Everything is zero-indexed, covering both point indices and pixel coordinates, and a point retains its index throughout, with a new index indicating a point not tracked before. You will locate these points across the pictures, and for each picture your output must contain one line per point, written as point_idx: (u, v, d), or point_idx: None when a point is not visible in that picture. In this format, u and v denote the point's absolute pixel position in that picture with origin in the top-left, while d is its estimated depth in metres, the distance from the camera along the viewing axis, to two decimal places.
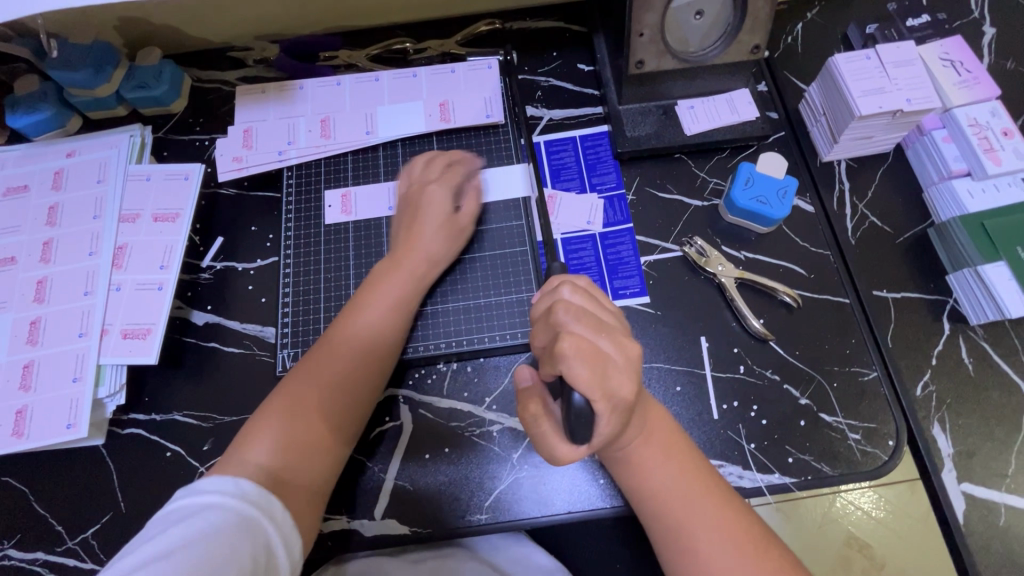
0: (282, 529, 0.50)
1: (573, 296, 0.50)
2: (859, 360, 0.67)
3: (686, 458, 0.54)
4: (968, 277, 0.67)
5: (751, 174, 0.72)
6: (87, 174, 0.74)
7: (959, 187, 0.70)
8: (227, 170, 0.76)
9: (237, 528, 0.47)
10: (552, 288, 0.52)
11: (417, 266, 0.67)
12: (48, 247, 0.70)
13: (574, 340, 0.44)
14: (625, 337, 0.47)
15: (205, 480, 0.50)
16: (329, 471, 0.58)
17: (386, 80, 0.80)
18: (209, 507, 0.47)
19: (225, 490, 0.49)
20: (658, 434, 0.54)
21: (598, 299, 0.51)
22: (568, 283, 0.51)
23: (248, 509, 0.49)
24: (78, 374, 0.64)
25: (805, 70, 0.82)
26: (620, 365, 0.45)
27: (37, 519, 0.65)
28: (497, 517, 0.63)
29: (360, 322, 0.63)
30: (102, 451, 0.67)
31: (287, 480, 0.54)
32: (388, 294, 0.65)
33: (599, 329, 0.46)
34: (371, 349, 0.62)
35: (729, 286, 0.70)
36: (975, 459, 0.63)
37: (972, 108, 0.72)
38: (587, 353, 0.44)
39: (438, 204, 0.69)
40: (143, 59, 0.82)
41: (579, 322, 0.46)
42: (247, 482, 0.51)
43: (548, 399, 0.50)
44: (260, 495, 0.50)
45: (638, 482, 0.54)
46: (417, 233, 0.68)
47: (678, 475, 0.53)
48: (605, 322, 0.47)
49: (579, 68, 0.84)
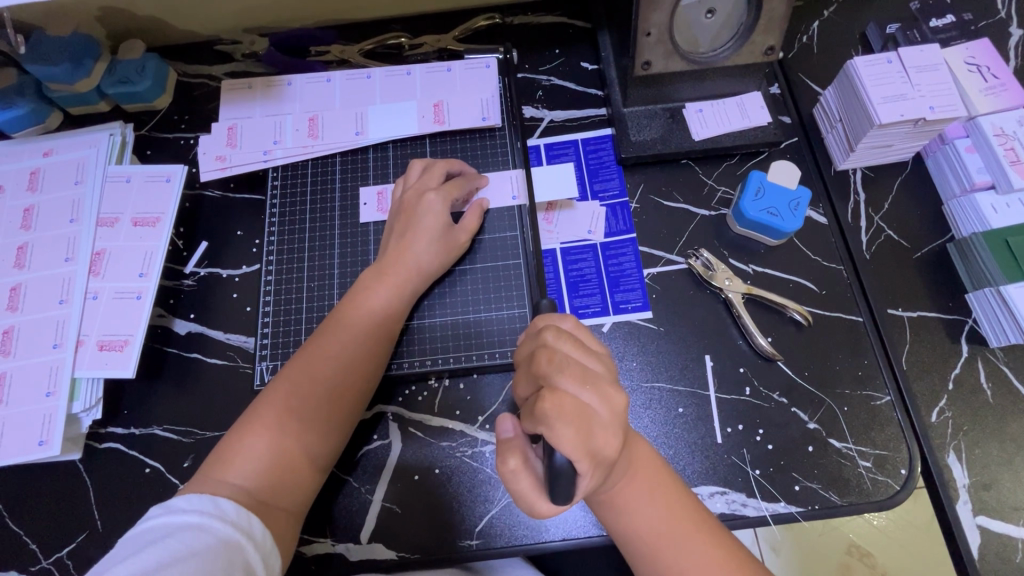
0: (261, 549, 0.48)
1: (559, 340, 0.46)
2: (872, 382, 0.64)
3: (674, 495, 0.51)
4: (989, 297, 0.64)
5: (762, 183, 0.69)
6: (64, 174, 0.71)
7: (982, 201, 0.67)
8: (210, 170, 0.72)
9: (216, 551, 0.45)
10: (536, 331, 0.48)
11: (406, 281, 0.63)
12: (23, 252, 0.67)
13: (557, 399, 0.42)
14: (612, 385, 0.45)
15: (182, 498, 0.48)
16: (311, 491, 0.56)
17: (378, 78, 0.76)
18: (186, 528, 0.46)
19: (203, 510, 0.47)
20: (645, 475, 0.51)
21: (585, 343, 0.48)
22: (553, 327, 0.48)
23: (228, 531, 0.47)
24: (52, 388, 0.62)
25: (820, 72, 0.78)
26: (607, 420, 0.43)
27: (11, 537, 0.62)
28: (488, 543, 0.60)
29: (349, 340, 0.60)
30: (79, 466, 0.64)
31: (271, 502, 0.52)
32: (375, 309, 0.62)
33: (584, 381, 0.43)
34: (357, 364, 0.60)
35: (736, 301, 0.67)
36: (991, 491, 0.60)
37: (999, 116, 0.68)
38: (569, 412, 0.42)
39: (434, 216, 0.65)
40: (127, 53, 0.78)
41: (566, 375, 0.43)
42: (227, 502, 0.48)
43: (530, 453, 0.47)
44: (240, 516, 0.48)
45: (625, 526, 0.51)
46: (407, 245, 0.64)
47: (667, 516, 0.50)
48: (590, 370, 0.45)
49: (582, 66, 0.80)
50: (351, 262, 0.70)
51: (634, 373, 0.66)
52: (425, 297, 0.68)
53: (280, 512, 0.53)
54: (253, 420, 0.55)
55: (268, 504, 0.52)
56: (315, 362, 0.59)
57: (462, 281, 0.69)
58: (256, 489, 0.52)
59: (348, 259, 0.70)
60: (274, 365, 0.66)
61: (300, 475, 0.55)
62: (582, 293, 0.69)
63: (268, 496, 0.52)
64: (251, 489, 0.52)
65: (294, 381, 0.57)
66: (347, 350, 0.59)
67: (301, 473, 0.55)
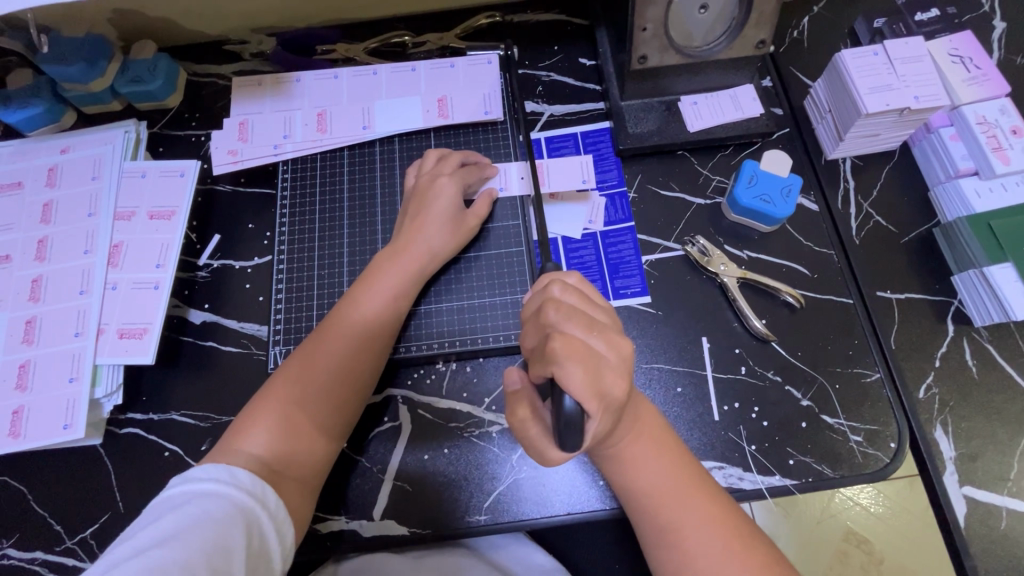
0: (275, 518, 0.51)
1: (565, 294, 0.50)
2: (862, 361, 0.66)
3: (674, 455, 0.55)
4: (973, 278, 0.67)
5: (755, 173, 0.71)
6: (81, 171, 0.73)
7: (966, 187, 0.69)
8: (223, 164, 0.75)
9: (233, 518, 0.47)
10: (545, 286, 0.51)
11: (418, 262, 0.66)
12: (43, 245, 0.70)
13: (567, 341, 0.45)
14: (618, 334, 0.48)
15: (199, 468, 0.50)
16: (319, 465, 0.58)
17: (384, 74, 0.78)
18: (204, 495, 0.48)
19: (220, 478, 0.50)
20: (647, 433, 0.54)
21: (591, 298, 0.51)
22: (560, 282, 0.51)
23: (243, 499, 0.49)
24: (74, 374, 0.64)
25: (811, 65, 0.81)
26: (615, 364, 0.46)
27: (36, 519, 0.65)
28: (497, 518, 0.63)
29: (360, 316, 0.63)
30: (100, 450, 0.66)
31: (285, 471, 0.55)
32: (388, 287, 0.64)
33: (591, 328, 0.47)
34: (365, 342, 0.62)
35: (731, 286, 0.69)
36: (977, 463, 0.63)
37: (981, 105, 0.71)
38: (579, 353, 0.45)
39: (445, 200, 0.68)
40: (138, 53, 0.81)
41: (574, 323, 0.47)
42: (242, 471, 0.51)
43: (539, 404, 0.50)
44: (255, 485, 0.51)
45: (627, 480, 0.54)
46: (420, 227, 0.67)
47: (666, 471, 0.53)
48: (597, 320, 0.48)
49: (581, 62, 0.82)
50: (359, 252, 0.72)
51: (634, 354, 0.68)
52: (436, 281, 0.71)
53: (292, 481, 0.55)
54: (271, 387, 0.58)
55: (280, 474, 0.55)
56: (326, 339, 0.61)
57: (472, 265, 0.71)
58: (270, 459, 0.55)
59: (356, 249, 0.72)
60: (287, 350, 0.68)
61: (313, 447, 0.58)
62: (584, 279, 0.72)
63: (280, 467, 0.55)
64: (266, 459, 0.55)
65: (307, 356, 0.60)
66: (358, 328, 0.62)
67: (308, 447, 0.57)
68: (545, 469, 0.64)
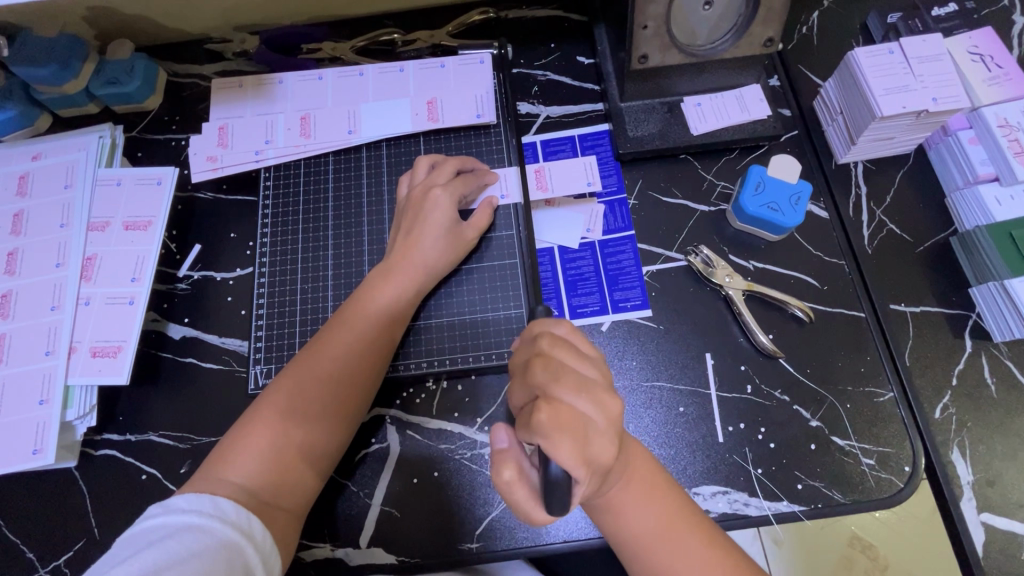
0: (262, 551, 0.48)
1: (554, 347, 0.47)
2: (875, 379, 0.63)
3: (668, 499, 0.52)
4: (993, 291, 0.63)
5: (762, 178, 0.67)
6: (53, 178, 0.69)
7: (985, 193, 0.66)
8: (202, 170, 0.71)
9: (215, 554, 0.44)
10: (533, 338, 0.49)
11: (415, 277, 0.63)
12: (13, 258, 0.66)
13: (554, 409, 0.42)
14: (609, 394, 0.45)
15: (182, 497, 0.47)
16: (309, 493, 0.55)
17: (370, 75, 0.75)
18: (186, 529, 0.45)
19: (204, 510, 0.47)
20: (642, 479, 0.51)
21: (577, 348, 0.48)
22: (549, 334, 0.48)
23: (229, 534, 0.46)
24: (45, 396, 0.61)
25: (821, 62, 0.77)
26: (604, 430, 0.43)
27: (8, 546, 0.62)
28: (489, 546, 0.60)
29: (354, 335, 0.59)
30: (75, 473, 0.63)
31: (272, 502, 0.52)
32: (381, 307, 0.61)
33: (580, 389, 0.44)
34: (358, 364, 0.59)
35: (737, 298, 0.66)
36: (996, 488, 0.60)
37: (1003, 107, 0.67)
38: (567, 423, 0.42)
39: (441, 211, 0.64)
40: (115, 53, 0.77)
41: (562, 385, 0.44)
42: (227, 502, 0.48)
43: (525, 463, 0.47)
44: (241, 517, 0.48)
45: (621, 530, 0.51)
46: (414, 241, 0.63)
47: (662, 518, 0.51)
48: (585, 379, 0.45)
49: (579, 61, 0.78)
50: (345, 264, 0.69)
51: (634, 372, 0.65)
52: (431, 296, 0.67)
53: (280, 512, 0.52)
54: (255, 414, 0.55)
55: (269, 505, 0.52)
56: (315, 361, 0.58)
57: (469, 279, 0.68)
58: (259, 489, 0.52)
59: (342, 260, 0.69)
60: (268, 369, 0.65)
61: (303, 472, 0.55)
62: (581, 292, 0.68)
63: (268, 497, 0.52)
64: (253, 488, 0.51)
65: (296, 379, 0.57)
66: (350, 350, 0.59)
67: (297, 477, 0.54)
68: None
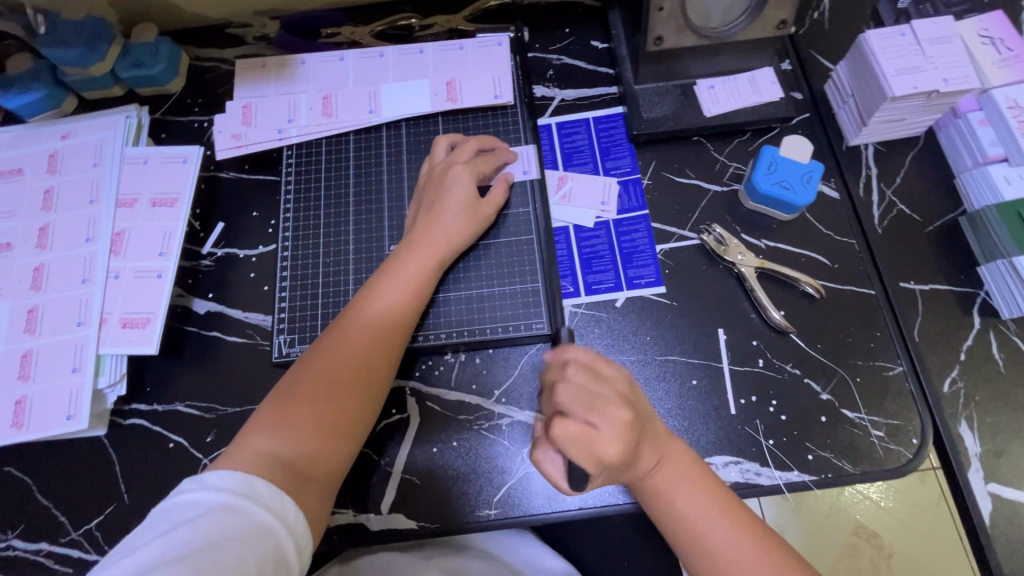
0: (294, 532, 0.48)
1: (574, 372, 0.52)
2: (884, 354, 0.64)
3: (701, 477, 0.55)
4: (1001, 268, 0.64)
5: (774, 158, 0.69)
6: (82, 157, 0.71)
7: (995, 173, 0.67)
8: (226, 148, 0.73)
9: (248, 535, 0.45)
10: (560, 362, 0.54)
11: (438, 252, 0.64)
12: (45, 232, 0.68)
13: (565, 424, 0.49)
14: (618, 406, 0.50)
15: (216, 475, 0.48)
16: (341, 465, 0.57)
17: (391, 56, 0.76)
18: (219, 508, 0.46)
19: (236, 490, 0.48)
20: (674, 460, 0.55)
21: (601, 371, 0.53)
22: (573, 361, 0.53)
23: (261, 515, 0.47)
24: (78, 364, 0.63)
25: (832, 47, 0.78)
26: (610, 437, 0.49)
27: (40, 510, 0.64)
28: (507, 513, 0.62)
29: (379, 309, 0.61)
30: (104, 441, 0.65)
31: (304, 472, 0.53)
32: (403, 284, 0.63)
33: (590, 406, 0.50)
34: (383, 336, 0.61)
35: (749, 275, 0.67)
36: (1002, 459, 0.62)
37: (1012, 89, 0.68)
38: (578, 436, 0.49)
39: (462, 188, 0.66)
40: (139, 36, 0.78)
41: (571, 402, 0.50)
42: (260, 482, 0.49)
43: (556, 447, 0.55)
44: (274, 498, 0.49)
45: (657, 507, 0.54)
46: (436, 218, 0.65)
47: (698, 497, 0.54)
48: (599, 396, 0.51)
49: (593, 45, 0.80)
50: (366, 239, 0.70)
51: (648, 347, 0.66)
52: (450, 271, 0.69)
53: (313, 483, 0.54)
54: (284, 389, 0.57)
55: (301, 473, 0.53)
56: (343, 335, 0.60)
57: (487, 254, 0.69)
58: (291, 458, 0.53)
59: (363, 234, 0.71)
60: (292, 339, 0.67)
61: (337, 442, 0.57)
62: (596, 269, 0.70)
63: (302, 467, 0.53)
64: (285, 456, 0.53)
65: (326, 353, 0.59)
66: (374, 326, 0.60)
67: (331, 449, 0.56)
68: None
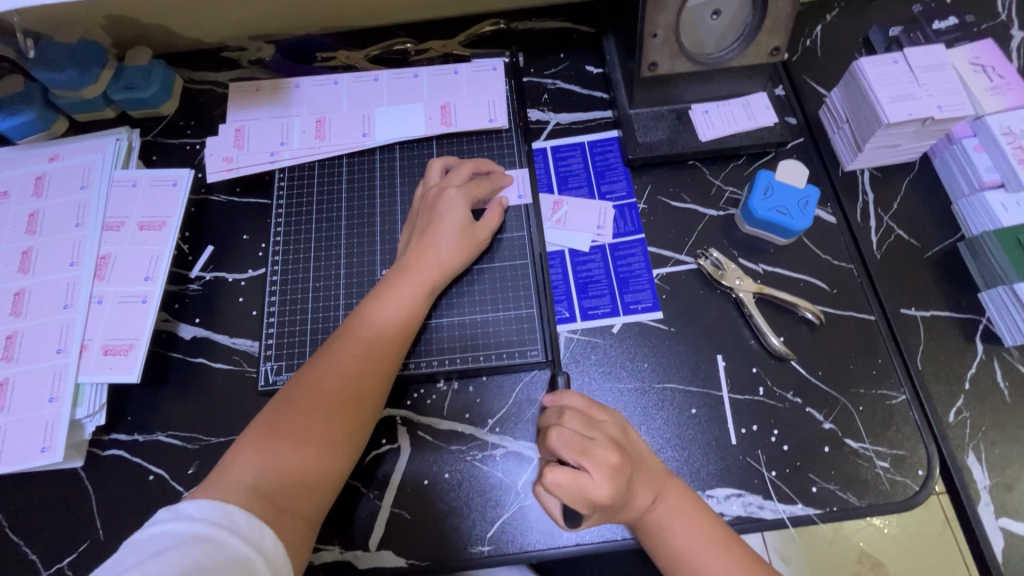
0: (273, 565, 0.47)
1: (567, 418, 0.54)
2: (887, 382, 0.63)
3: (709, 521, 0.54)
4: (1002, 294, 0.63)
5: (771, 183, 0.68)
6: (70, 179, 0.70)
7: (992, 200, 0.66)
8: (217, 171, 0.72)
9: (225, 566, 0.43)
10: (554, 410, 0.56)
11: (432, 277, 0.63)
12: (27, 256, 0.67)
13: (559, 471, 0.50)
14: (611, 449, 0.52)
15: (193, 504, 0.46)
16: (324, 498, 0.55)
17: (385, 80, 0.76)
18: (194, 539, 0.44)
19: (214, 519, 0.46)
20: (681, 506, 0.54)
21: (595, 416, 0.55)
22: (566, 408, 0.55)
23: (239, 545, 0.45)
24: (55, 393, 0.61)
25: (825, 73, 0.78)
26: (608, 482, 0.50)
27: (11, 548, 0.61)
28: (501, 549, 0.59)
29: (369, 336, 0.60)
30: (81, 474, 0.63)
31: (284, 507, 0.51)
32: (393, 311, 0.61)
33: (585, 452, 0.51)
34: (372, 363, 0.59)
35: (748, 301, 0.66)
36: (1012, 492, 0.60)
37: (1005, 116, 0.68)
38: (573, 483, 0.49)
39: (456, 211, 0.65)
40: (132, 59, 0.78)
41: (564, 450, 0.52)
42: (238, 512, 0.47)
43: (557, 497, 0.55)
44: (253, 529, 0.47)
45: (662, 552, 0.54)
46: (429, 242, 0.64)
47: (704, 544, 0.53)
48: (595, 440, 0.52)
49: (588, 70, 0.80)
50: (358, 263, 0.69)
51: (645, 374, 0.65)
52: (443, 296, 0.67)
53: (294, 517, 0.52)
54: (267, 419, 0.55)
55: (282, 507, 0.51)
56: (331, 362, 0.58)
57: (481, 279, 0.68)
58: (272, 490, 0.51)
59: (354, 258, 0.69)
60: (279, 366, 0.65)
61: (320, 476, 0.54)
62: (592, 294, 0.68)
63: (283, 502, 0.51)
64: (265, 489, 0.51)
65: (313, 382, 0.57)
66: (364, 352, 0.59)
67: (313, 483, 0.54)
68: None
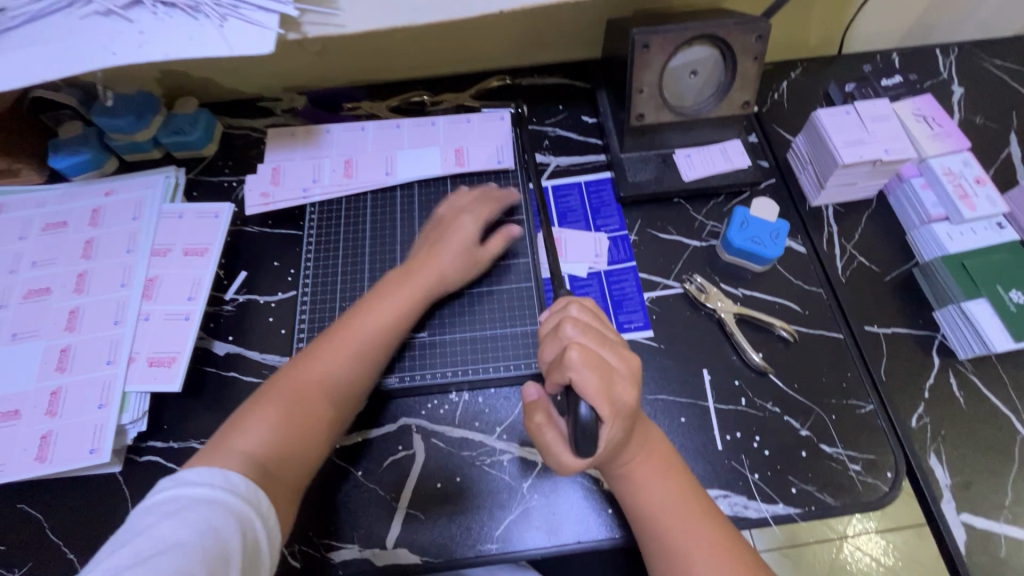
0: (268, 526, 0.52)
1: (580, 311, 0.60)
2: (855, 393, 0.70)
3: (684, 481, 0.59)
4: (953, 313, 0.72)
5: (745, 218, 0.77)
6: (123, 212, 0.79)
7: (939, 230, 0.75)
8: (255, 205, 0.81)
9: (227, 523, 0.49)
10: (563, 306, 0.62)
11: (431, 282, 0.71)
12: (82, 278, 0.74)
13: (582, 351, 0.54)
14: (627, 349, 0.57)
15: (195, 471, 0.52)
16: (307, 467, 0.60)
17: (406, 127, 0.86)
18: (199, 500, 0.49)
19: (216, 482, 0.51)
20: (658, 460, 0.59)
21: (603, 319, 0.61)
22: (576, 303, 0.61)
23: (239, 506, 0.51)
24: (103, 401, 0.67)
25: (792, 123, 0.89)
26: (625, 375, 0.55)
27: (50, 548, 0.65)
28: (507, 546, 0.64)
29: (369, 329, 0.66)
30: (119, 478, 0.68)
31: (274, 474, 0.56)
32: (393, 310, 0.68)
33: (603, 343, 0.56)
34: (367, 353, 0.65)
35: (729, 321, 0.74)
36: (973, 490, 0.66)
37: (946, 159, 0.78)
38: (592, 362, 0.54)
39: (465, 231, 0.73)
40: (180, 108, 0.88)
41: (582, 335, 0.56)
42: (237, 476, 0.53)
43: (554, 413, 0.59)
44: (250, 491, 0.52)
45: (635, 500, 0.58)
46: (436, 253, 0.72)
47: (675, 498, 0.58)
48: (610, 337, 0.58)
49: (583, 119, 0.91)
50: None
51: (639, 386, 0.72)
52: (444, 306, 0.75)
53: (283, 485, 0.57)
54: (267, 395, 0.61)
55: (272, 473, 0.56)
56: (331, 350, 0.64)
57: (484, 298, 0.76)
58: (264, 459, 0.56)
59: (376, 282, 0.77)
60: None
61: (308, 448, 0.60)
62: None
63: (273, 468, 0.56)
64: (259, 456, 0.56)
65: (311, 365, 0.63)
66: (362, 343, 0.65)
67: (299, 450, 0.59)
68: (557, 499, 0.66)
